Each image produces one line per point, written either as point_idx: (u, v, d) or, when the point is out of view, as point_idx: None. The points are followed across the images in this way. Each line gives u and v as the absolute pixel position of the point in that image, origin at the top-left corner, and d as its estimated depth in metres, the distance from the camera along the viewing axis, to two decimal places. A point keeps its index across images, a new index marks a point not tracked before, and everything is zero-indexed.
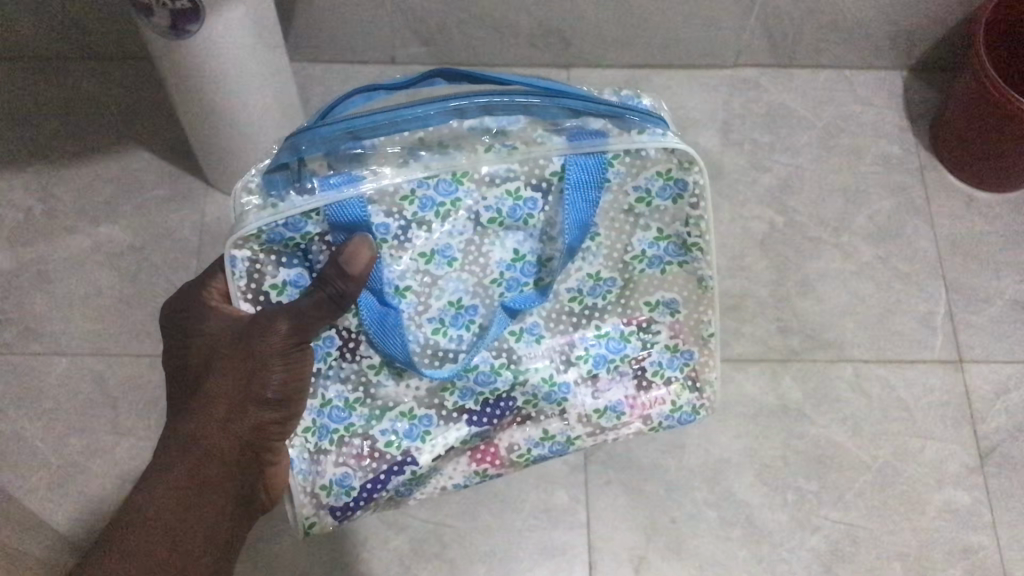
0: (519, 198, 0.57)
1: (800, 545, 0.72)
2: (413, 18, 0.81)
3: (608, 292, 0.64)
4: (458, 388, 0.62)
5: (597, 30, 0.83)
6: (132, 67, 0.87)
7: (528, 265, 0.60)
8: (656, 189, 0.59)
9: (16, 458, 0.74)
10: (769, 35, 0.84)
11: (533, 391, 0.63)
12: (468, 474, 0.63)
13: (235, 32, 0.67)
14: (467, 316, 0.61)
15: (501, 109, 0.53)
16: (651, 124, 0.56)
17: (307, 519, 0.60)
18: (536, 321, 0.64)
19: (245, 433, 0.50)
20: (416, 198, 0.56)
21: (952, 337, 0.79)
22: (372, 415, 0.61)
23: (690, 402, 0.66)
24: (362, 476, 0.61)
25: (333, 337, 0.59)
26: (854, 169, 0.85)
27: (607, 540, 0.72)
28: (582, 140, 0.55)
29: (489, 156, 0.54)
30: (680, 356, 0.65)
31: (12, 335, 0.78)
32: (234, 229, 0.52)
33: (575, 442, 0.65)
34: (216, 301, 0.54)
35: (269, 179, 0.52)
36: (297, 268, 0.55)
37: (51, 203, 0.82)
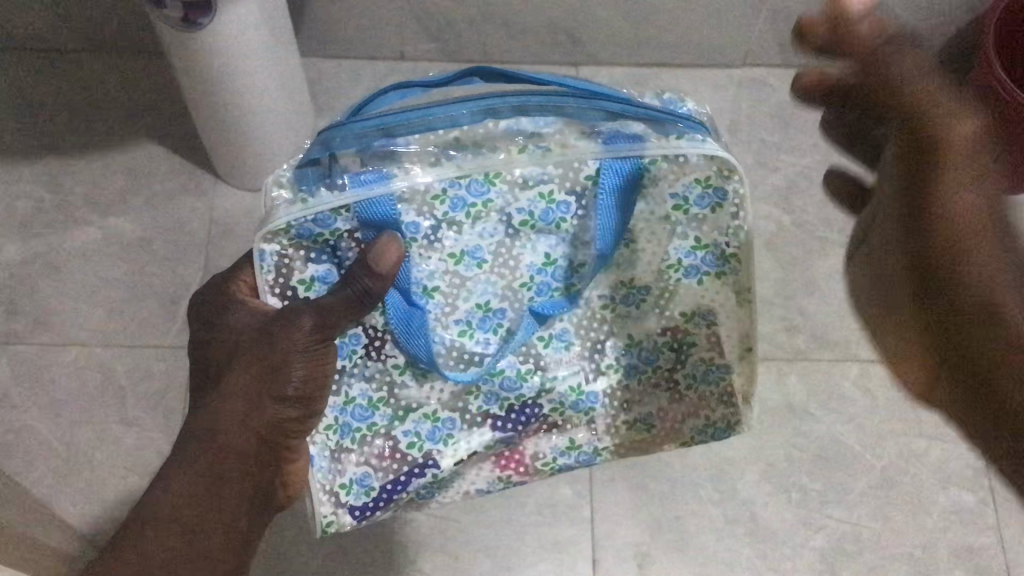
0: (551, 201, 0.58)
1: (803, 543, 0.72)
2: (424, 15, 0.82)
3: (642, 301, 0.63)
4: (483, 393, 0.64)
5: (606, 28, 0.83)
6: (141, 58, 0.87)
7: (559, 270, 0.62)
8: (694, 197, 0.57)
9: (27, 448, 0.74)
10: (779, 34, 0.84)
11: (559, 398, 0.65)
12: (492, 479, 0.64)
13: (244, 24, 0.67)
14: (495, 320, 0.63)
15: (537, 109, 0.51)
16: (693, 130, 0.53)
17: (325, 518, 0.60)
18: (565, 328, 0.65)
19: (262, 430, 0.49)
20: (447, 199, 0.56)
21: None
22: (396, 416, 0.62)
23: (725, 418, 0.65)
24: (383, 477, 0.62)
25: (360, 335, 0.60)
26: (861, 170, 0.85)
27: (611, 536, 0.72)
28: (618, 144, 0.54)
29: (523, 158, 0.53)
30: (716, 370, 0.64)
31: (22, 325, 0.78)
32: (263, 222, 0.52)
33: (602, 452, 0.66)
34: (244, 294, 0.54)
35: (301, 173, 0.52)
36: (325, 263, 0.55)
37: (61, 195, 0.83)
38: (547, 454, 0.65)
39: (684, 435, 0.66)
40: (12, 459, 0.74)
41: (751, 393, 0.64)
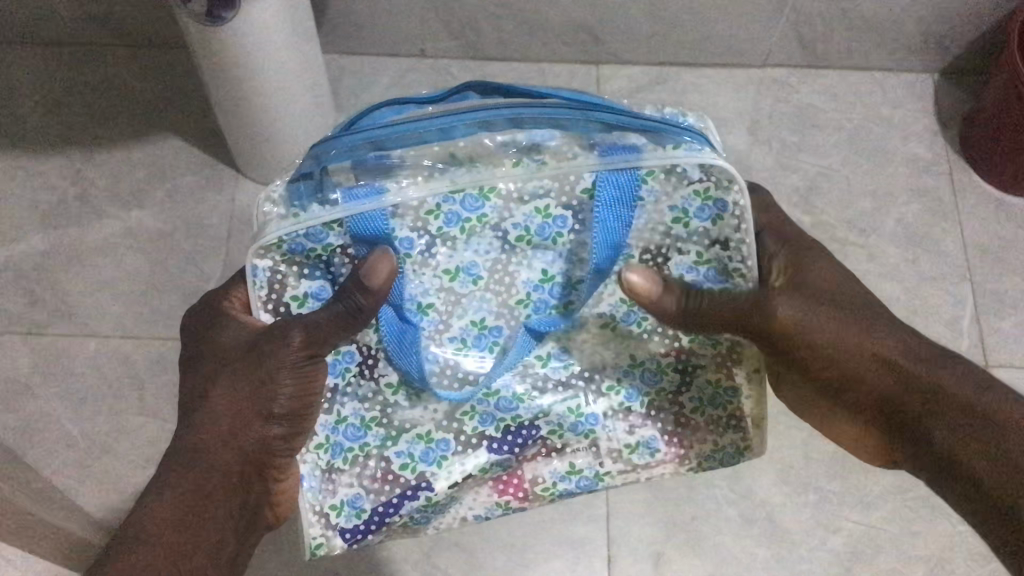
0: (548, 216, 0.56)
1: (820, 545, 0.72)
2: (444, 13, 0.82)
3: (643, 320, 0.60)
4: (478, 412, 0.60)
5: (626, 27, 0.83)
6: (163, 53, 0.88)
7: (557, 287, 0.60)
8: (693, 209, 0.55)
9: (47, 437, 0.75)
10: (800, 35, 0.84)
11: (558, 420, 0.61)
12: (490, 505, 0.59)
13: (268, 21, 0.68)
14: (491, 337, 0.61)
15: (532, 122, 0.49)
16: (689, 139, 0.50)
17: (314, 540, 0.56)
18: (563, 348, 0.62)
19: (249, 447, 0.49)
20: (442, 213, 0.55)
21: (979, 340, 0.78)
22: (389, 436, 0.59)
23: (733, 442, 0.59)
24: (374, 499, 0.57)
25: (353, 352, 0.58)
26: (882, 171, 0.85)
27: (626, 535, 0.72)
28: (614, 156, 0.51)
29: (518, 172, 0.51)
30: (722, 393, 0.59)
31: (44, 316, 0.79)
32: (256, 237, 0.51)
33: (605, 479, 0.60)
34: (235, 310, 0.53)
35: (293, 188, 0.51)
36: (319, 280, 0.55)
37: (83, 187, 0.83)
38: (546, 477, 0.60)
39: (693, 460, 0.60)
40: (33, 448, 0.75)
41: (762, 416, 0.58)
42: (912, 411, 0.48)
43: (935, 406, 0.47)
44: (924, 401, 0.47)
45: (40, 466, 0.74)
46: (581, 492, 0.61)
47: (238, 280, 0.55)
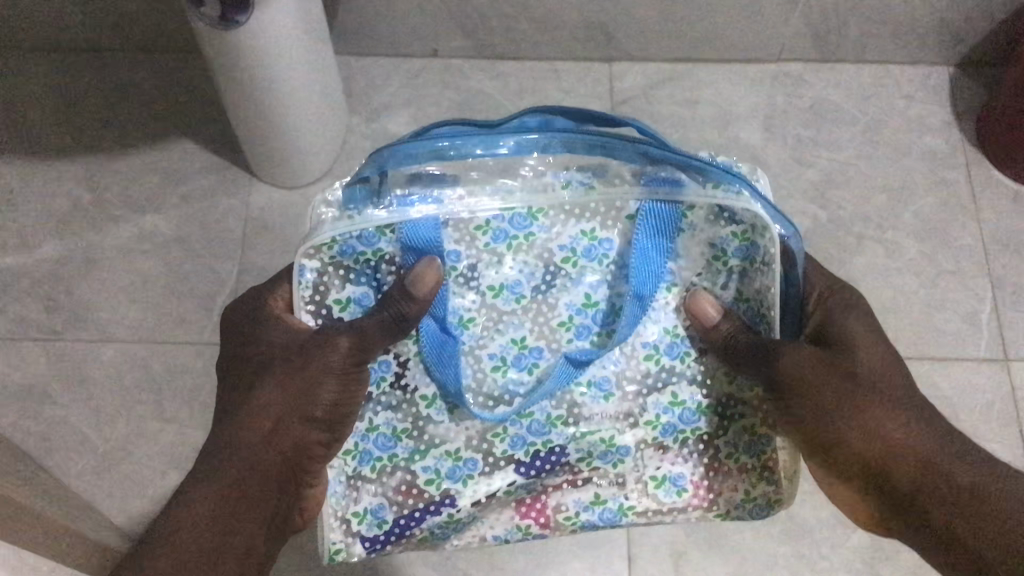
0: (595, 238, 0.55)
1: (841, 540, 0.73)
2: (456, 12, 0.81)
3: (688, 355, 0.56)
4: (510, 435, 0.56)
5: (638, 24, 0.82)
6: (172, 56, 0.87)
7: (601, 313, 0.56)
8: (731, 248, 0.53)
9: (67, 445, 0.75)
10: (816, 29, 0.83)
11: (589, 447, 0.56)
12: (510, 527, 0.55)
13: (281, 22, 0.67)
14: (531, 358, 0.56)
15: (582, 147, 0.47)
16: (728, 180, 0.49)
17: (333, 545, 0.54)
18: (607, 376, 0.57)
19: (289, 451, 0.44)
20: (490, 228, 0.55)
21: (998, 336, 0.78)
22: (418, 450, 0.55)
23: (765, 494, 0.55)
24: (398, 511, 0.54)
25: (389, 361, 0.55)
26: (899, 164, 0.84)
27: (646, 537, 0.73)
28: (658, 186, 0.50)
29: (565, 193, 0.51)
30: (758, 441, 0.55)
31: (61, 322, 0.79)
32: (307, 236, 0.48)
33: (630, 514, 0.56)
34: (279, 309, 0.50)
35: (348, 191, 0.48)
36: (364, 286, 0.51)
37: (96, 192, 0.83)
38: (569, 506, 0.55)
39: (721, 506, 0.56)
40: (54, 455, 0.75)
41: (797, 470, 0.55)
42: (907, 494, 0.43)
43: (930, 490, 0.42)
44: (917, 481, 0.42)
45: (61, 473, 0.74)
46: (604, 526, 0.56)
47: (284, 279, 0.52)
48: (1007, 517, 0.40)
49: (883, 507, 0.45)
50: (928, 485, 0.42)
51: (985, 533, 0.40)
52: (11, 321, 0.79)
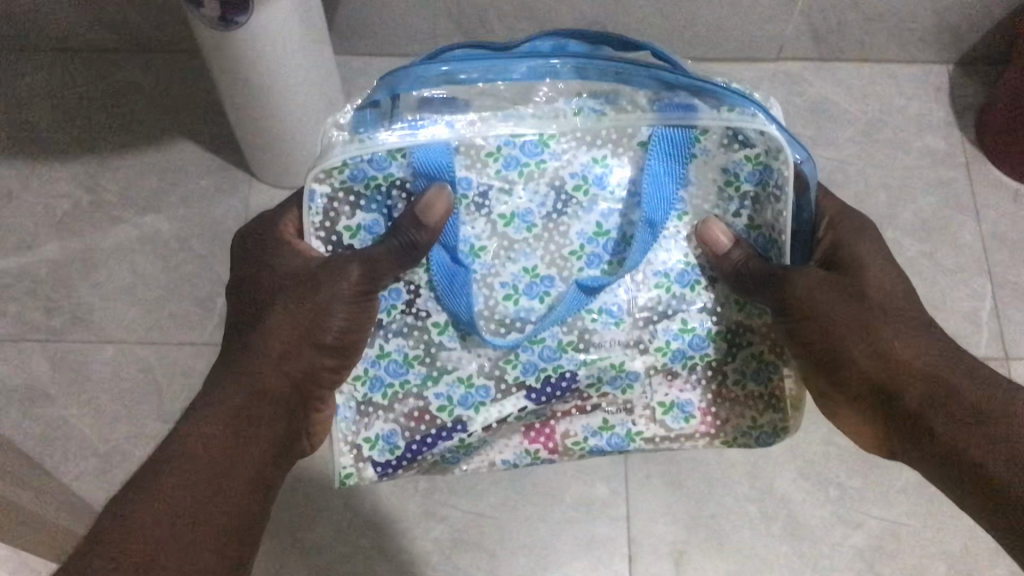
0: (606, 166, 0.53)
1: (844, 540, 0.72)
2: (458, 11, 0.82)
3: (698, 283, 0.55)
4: (521, 361, 0.54)
5: (640, 22, 0.83)
6: (175, 57, 0.87)
7: (613, 242, 0.54)
8: (744, 173, 0.52)
9: (64, 445, 0.74)
10: (814, 28, 0.84)
11: (599, 372, 0.55)
12: (520, 452, 0.56)
13: (281, 22, 0.67)
14: (542, 287, 0.54)
15: (595, 73, 0.47)
16: (743, 103, 0.48)
17: (344, 469, 0.54)
18: (619, 303, 0.55)
19: (298, 375, 0.45)
20: (501, 155, 0.52)
21: (997, 332, 0.78)
22: (430, 377, 0.54)
23: (772, 422, 0.56)
24: (409, 436, 0.54)
25: (400, 290, 0.53)
26: (897, 163, 0.85)
27: (648, 532, 0.72)
28: (671, 112, 0.49)
29: (577, 120, 0.50)
30: (766, 368, 0.55)
31: (61, 322, 0.79)
32: (318, 159, 0.48)
33: (637, 439, 0.56)
34: (288, 232, 0.50)
35: (358, 114, 0.48)
36: (374, 214, 0.51)
37: (97, 193, 0.83)
38: (578, 432, 0.56)
39: (727, 434, 0.56)
40: (53, 455, 0.74)
41: (802, 398, 0.55)
42: (913, 408, 0.41)
43: (939, 402, 0.41)
44: (925, 406, 0.41)
45: (61, 473, 0.73)
46: (611, 451, 0.57)
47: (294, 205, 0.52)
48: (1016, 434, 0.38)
49: (893, 431, 0.43)
50: (935, 405, 0.41)
51: (994, 440, 0.38)
52: (12, 321, 0.79)
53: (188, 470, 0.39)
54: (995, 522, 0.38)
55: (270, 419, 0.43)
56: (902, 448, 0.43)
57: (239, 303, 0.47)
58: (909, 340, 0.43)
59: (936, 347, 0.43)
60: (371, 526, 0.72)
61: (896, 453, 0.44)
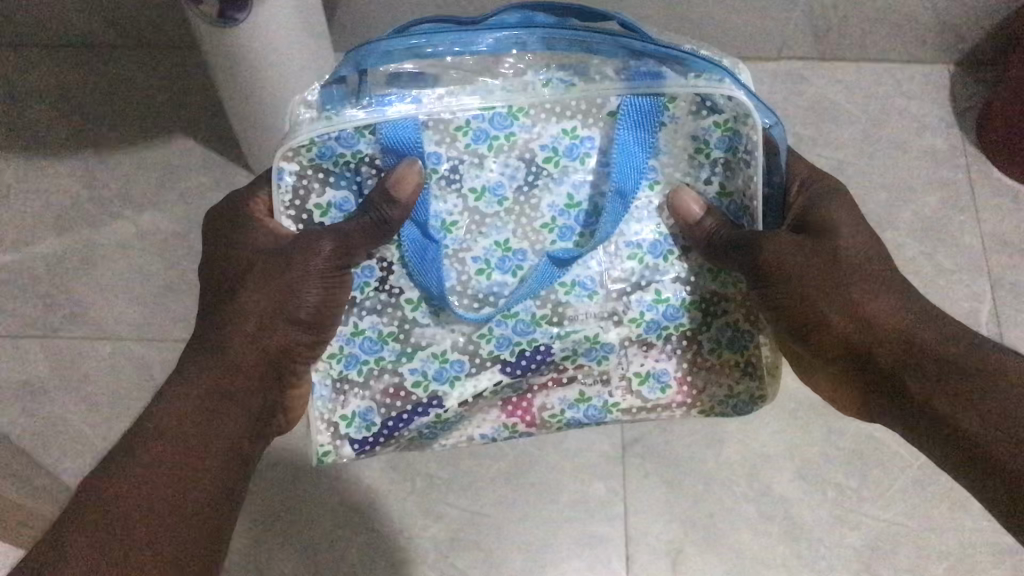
0: (577, 137, 0.53)
1: (841, 541, 0.71)
2: (457, 10, 0.82)
3: (670, 254, 0.55)
4: (495, 336, 0.55)
5: (639, 20, 0.83)
6: (177, 55, 0.88)
7: (584, 214, 0.54)
8: (713, 140, 0.52)
9: (61, 440, 0.74)
10: (814, 27, 0.84)
11: (574, 346, 0.55)
12: (497, 426, 0.56)
13: (279, 21, 0.68)
14: (515, 261, 0.54)
15: (562, 44, 0.47)
16: (711, 69, 0.47)
17: (321, 448, 0.54)
18: (592, 276, 0.55)
19: (275, 351, 0.45)
20: (470, 129, 0.52)
21: (997, 333, 0.77)
22: (405, 353, 0.54)
23: (749, 390, 0.56)
24: (386, 413, 0.54)
25: (372, 267, 0.53)
26: (897, 164, 0.84)
27: (644, 532, 0.71)
28: (640, 83, 0.48)
29: (546, 92, 0.49)
30: (741, 336, 0.55)
31: (60, 318, 0.79)
32: (285, 139, 0.48)
33: (614, 411, 0.56)
34: (259, 212, 0.50)
35: (325, 92, 0.48)
36: (344, 191, 0.51)
37: (97, 191, 0.83)
38: (554, 405, 0.56)
39: (705, 402, 0.56)
40: (50, 451, 0.74)
41: (778, 364, 0.55)
42: (886, 368, 0.42)
43: (909, 360, 0.41)
44: (899, 361, 0.41)
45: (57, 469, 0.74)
46: (589, 423, 0.57)
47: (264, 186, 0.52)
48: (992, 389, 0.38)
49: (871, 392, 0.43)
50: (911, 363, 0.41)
51: (963, 398, 0.38)
52: (11, 317, 0.79)
53: (161, 463, 0.38)
54: (967, 477, 0.38)
55: (244, 399, 0.43)
56: (877, 405, 0.43)
57: (212, 283, 0.47)
58: (878, 295, 0.43)
59: (902, 301, 0.43)
60: (365, 524, 0.71)
61: (874, 412, 0.44)
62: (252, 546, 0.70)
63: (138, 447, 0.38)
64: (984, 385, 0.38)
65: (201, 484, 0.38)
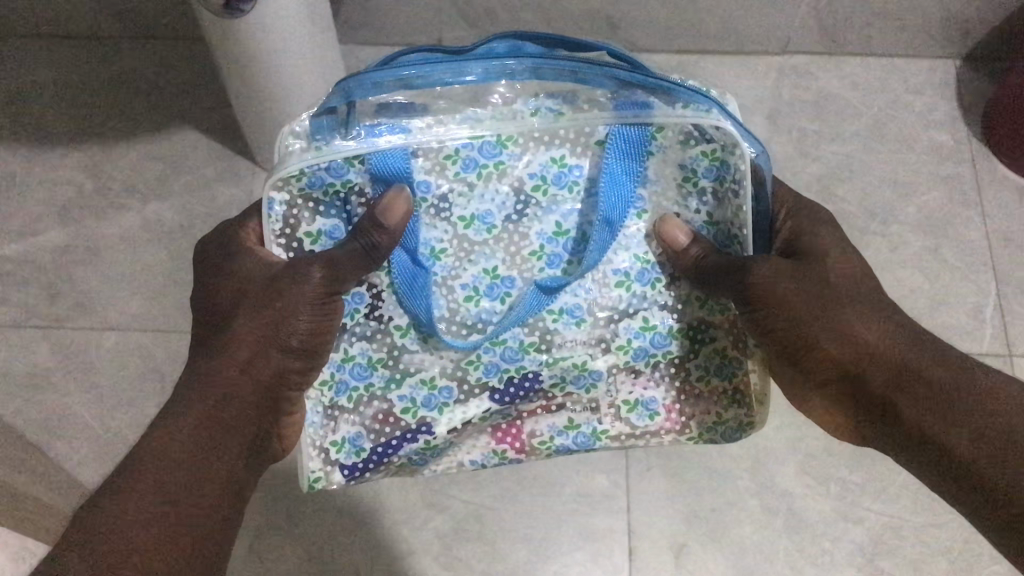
0: (566, 165, 0.53)
1: (843, 535, 0.71)
2: (460, 3, 0.82)
3: (658, 282, 0.55)
4: (483, 363, 0.55)
5: (645, 13, 0.82)
6: (180, 46, 0.88)
7: (573, 242, 0.54)
8: (702, 169, 0.51)
9: (68, 430, 0.75)
10: (819, 22, 0.83)
11: (562, 372, 0.56)
12: (487, 453, 0.56)
13: (281, 10, 0.67)
14: (503, 288, 0.55)
15: (550, 73, 0.46)
16: (699, 99, 0.47)
17: (312, 474, 0.54)
18: (580, 304, 0.55)
19: (267, 379, 0.45)
20: (459, 158, 0.52)
21: (1002, 329, 0.77)
22: (394, 379, 0.55)
23: (737, 417, 0.56)
24: (375, 439, 0.54)
25: (362, 293, 0.53)
26: (903, 159, 0.84)
27: (647, 525, 0.71)
28: (626, 111, 0.48)
29: (534, 120, 0.49)
30: (730, 363, 0.55)
31: (65, 309, 0.79)
32: (274, 169, 0.48)
33: (603, 438, 0.56)
34: (250, 241, 0.50)
35: (314, 121, 0.47)
36: (334, 219, 0.51)
37: (102, 181, 0.84)
38: (544, 432, 0.56)
39: (693, 429, 0.56)
40: (57, 441, 0.75)
41: (766, 393, 0.54)
42: (880, 393, 0.42)
43: (903, 385, 0.40)
44: (894, 386, 0.41)
45: (64, 459, 0.74)
46: (578, 449, 0.57)
47: (255, 214, 0.52)
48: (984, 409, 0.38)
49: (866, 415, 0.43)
50: (906, 386, 0.40)
51: (956, 424, 0.38)
52: (16, 308, 0.79)
53: (158, 485, 0.38)
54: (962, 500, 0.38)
55: (238, 427, 0.43)
56: (873, 429, 0.43)
57: (205, 310, 0.47)
58: (870, 319, 0.43)
59: (895, 326, 0.43)
60: (367, 517, 0.71)
61: (869, 434, 0.44)
62: (257, 537, 0.71)
63: (135, 468, 0.39)
64: (977, 409, 0.38)
65: (196, 507, 0.39)
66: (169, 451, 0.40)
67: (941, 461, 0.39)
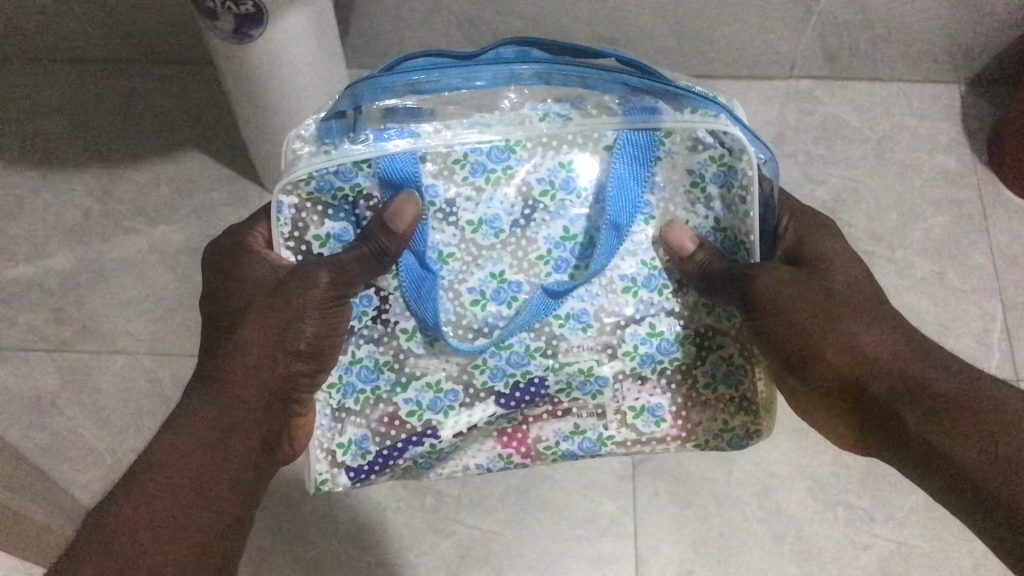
0: (572, 170, 0.53)
1: (851, 561, 0.70)
2: (468, 31, 0.82)
3: (665, 288, 0.55)
4: (489, 367, 0.55)
5: (652, 37, 0.83)
6: (189, 71, 0.88)
7: (580, 246, 0.54)
8: (709, 175, 0.52)
9: (70, 455, 0.74)
10: (825, 47, 0.84)
11: (568, 378, 0.55)
12: (492, 456, 0.56)
13: (296, 33, 0.66)
14: (510, 292, 0.54)
15: (559, 79, 0.47)
16: (706, 104, 0.48)
17: (319, 476, 0.54)
18: (586, 309, 0.55)
19: (276, 384, 0.45)
20: (467, 162, 0.52)
21: (1010, 353, 0.76)
22: (400, 383, 0.54)
23: (744, 425, 0.55)
24: (380, 442, 0.54)
25: (371, 296, 0.53)
26: (909, 183, 0.84)
27: (654, 550, 0.70)
28: (635, 116, 0.49)
29: (542, 126, 0.50)
30: (735, 371, 0.55)
31: (71, 333, 0.78)
32: (284, 173, 0.48)
33: (608, 443, 0.56)
34: (258, 245, 0.50)
35: (325, 126, 0.49)
36: (343, 222, 0.51)
37: (109, 204, 0.83)
38: (549, 437, 0.55)
39: (700, 437, 0.56)
40: (58, 465, 0.73)
41: (774, 401, 0.54)
42: (884, 401, 0.42)
43: (907, 393, 0.41)
44: (894, 393, 0.41)
45: (66, 484, 0.73)
46: (584, 456, 0.56)
47: (262, 216, 0.52)
48: (981, 422, 0.38)
49: (868, 424, 0.44)
50: (906, 397, 0.41)
51: (960, 434, 0.38)
52: (22, 331, 0.78)
53: (173, 489, 0.39)
54: (966, 511, 0.38)
55: (247, 431, 0.43)
56: (875, 437, 0.43)
57: (213, 314, 0.48)
58: (876, 332, 0.43)
59: (897, 338, 0.43)
60: (371, 541, 0.70)
61: (873, 442, 0.44)
62: (261, 562, 0.70)
63: (144, 475, 0.39)
64: (984, 419, 0.38)
65: (208, 513, 0.39)
66: (171, 461, 0.40)
67: (946, 470, 0.39)
